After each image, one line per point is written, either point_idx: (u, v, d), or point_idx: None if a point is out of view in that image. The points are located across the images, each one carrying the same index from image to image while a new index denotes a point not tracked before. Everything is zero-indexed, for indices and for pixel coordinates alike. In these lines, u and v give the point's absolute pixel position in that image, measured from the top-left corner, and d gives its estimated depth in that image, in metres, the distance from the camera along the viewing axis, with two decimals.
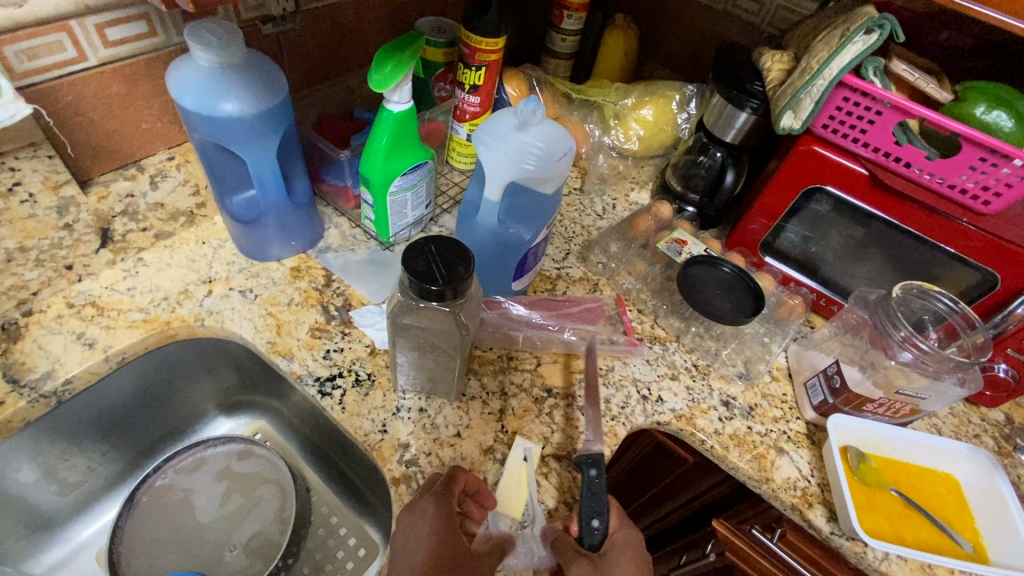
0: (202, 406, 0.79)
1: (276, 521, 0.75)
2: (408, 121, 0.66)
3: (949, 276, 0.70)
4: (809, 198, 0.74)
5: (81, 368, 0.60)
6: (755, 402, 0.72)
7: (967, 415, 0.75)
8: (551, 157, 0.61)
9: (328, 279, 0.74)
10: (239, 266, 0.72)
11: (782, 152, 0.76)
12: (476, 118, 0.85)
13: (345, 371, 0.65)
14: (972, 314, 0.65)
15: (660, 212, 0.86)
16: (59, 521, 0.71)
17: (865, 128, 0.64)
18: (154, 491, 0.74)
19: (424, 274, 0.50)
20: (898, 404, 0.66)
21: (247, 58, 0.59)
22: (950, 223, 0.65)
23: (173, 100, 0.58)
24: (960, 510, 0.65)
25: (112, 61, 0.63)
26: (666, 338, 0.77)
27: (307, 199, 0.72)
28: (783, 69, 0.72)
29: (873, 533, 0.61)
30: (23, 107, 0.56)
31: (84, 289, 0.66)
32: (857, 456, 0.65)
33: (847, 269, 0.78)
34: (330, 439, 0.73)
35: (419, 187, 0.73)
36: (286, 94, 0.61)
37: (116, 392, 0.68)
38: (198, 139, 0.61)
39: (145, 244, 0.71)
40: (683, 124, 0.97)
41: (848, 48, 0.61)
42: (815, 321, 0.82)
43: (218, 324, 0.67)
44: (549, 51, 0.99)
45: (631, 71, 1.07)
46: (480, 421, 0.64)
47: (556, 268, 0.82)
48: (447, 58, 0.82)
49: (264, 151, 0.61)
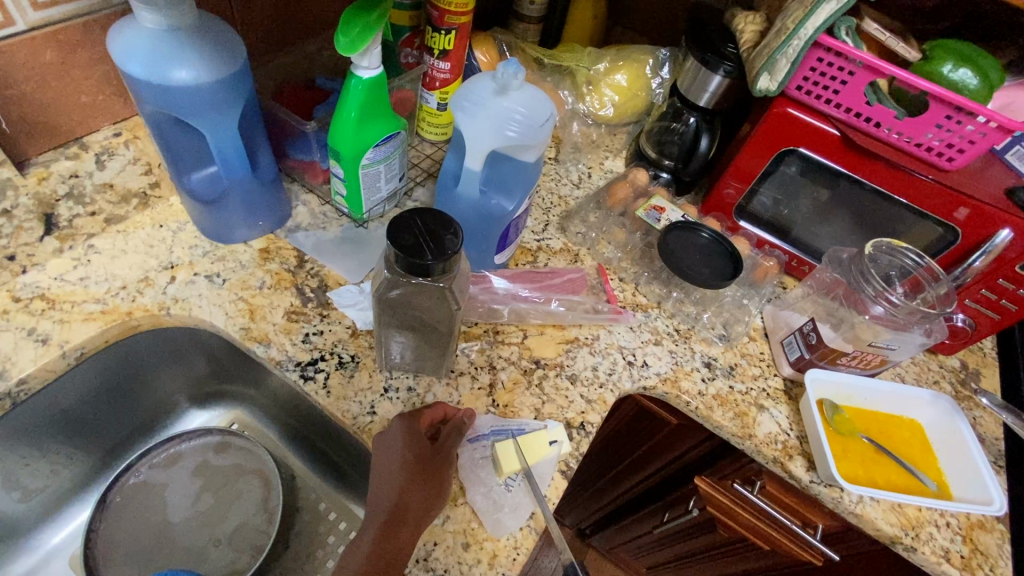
0: (173, 399, 0.75)
1: (260, 511, 0.73)
2: (378, 89, 0.63)
3: (911, 234, 0.74)
4: (780, 161, 0.75)
5: (36, 366, 0.57)
6: (735, 361, 0.74)
7: (928, 363, 0.79)
8: (532, 123, 0.59)
9: (300, 260, 0.70)
10: (203, 249, 0.68)
11: (756, 115, 0.76)
12: (446, 85, 0.81)
13: (327, 355, 0.63)
14: (936, 267, 0.69)
15: (637, 179, 0.85)
16: (25, 529, 0.67)
17: (837, 89, 0.65)
18: (128, 490, 0.71)
19: (412, 248, 0.48)
20: (870, 356, 0.69)
21: (197, 21, 0.54)
22: (916, 181, 0.67)
23: (117, 67, 0.53)
24: (925, 452, 0.69)
25: (44, 26, 0.56)
26: (648, 304, 0.78)
27: (273, 175, 0.67)
28: (755, 31, 0.72)
29: (850, 478, 0.64)
30: None
31: (31, 281, 0.61)
32: (832, 408, 0.68)
33: (817, 231, 0.80)
34: (313, 424, 0.70)
35: (392, 160, 0.70)
36: (245, 60, 0.56)
37: (76, 390, 0.63)
38: (148, 111, 0.56)
39: (95, 230, 0.65)
40: (657, 89, 0.96)
41: (822, 7, 0.60)
42: (788, 282, 0.84)
43: (185, 312, 0.63)
44: (517, 14, 0.96)
45: (601, 36, 1.05)
46: (471, 396, 0.63)
47: (536, 240, 0.82)
48: (413, 21, 0.78)
49: (224, 123, 0.57)
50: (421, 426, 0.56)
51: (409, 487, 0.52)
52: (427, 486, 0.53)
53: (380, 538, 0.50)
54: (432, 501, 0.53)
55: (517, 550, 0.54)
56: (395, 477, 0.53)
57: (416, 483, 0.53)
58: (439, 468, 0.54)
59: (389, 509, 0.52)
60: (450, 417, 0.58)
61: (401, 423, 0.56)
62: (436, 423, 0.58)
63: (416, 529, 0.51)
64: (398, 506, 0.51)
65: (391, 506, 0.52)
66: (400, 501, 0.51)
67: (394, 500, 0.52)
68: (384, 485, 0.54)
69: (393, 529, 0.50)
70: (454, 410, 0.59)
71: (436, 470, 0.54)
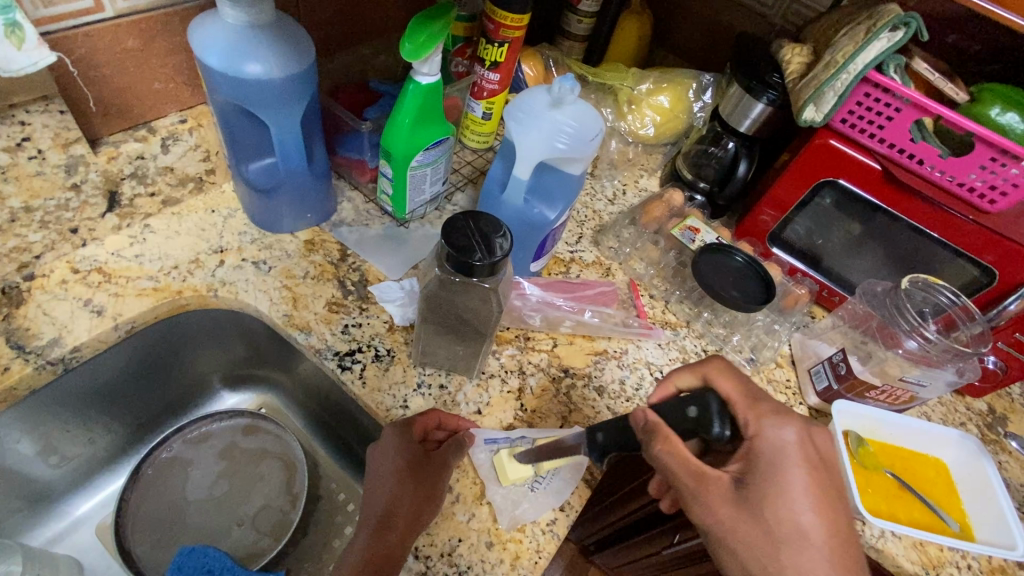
0: (208, 379, 0.77)
1: (283, 493, 0.74)
2: (434, 94, 0.65)
3: (945, 273, 0.74)
4: (817, 191, 0.76)
5: (90, 336, 0.59)
6: (760, 387, 0.74)
7: (954, 404, 0.79)
8: (582, 137, 0.61)
9: (343, 253, 0.72)
10: (251, 236, 0.70)
11: (797, 145, 0.78)
12: (494, 96, 0.83)
13: (364, 346, 0.64)
14: (972, 307, 0.69)
15: (672, 199, 0.86)
16: (58, 494, 0.69)
17: (882, 124, 0.66)
18: (159, 464, 0.73)
19: (465, 247, 0.50)
20: (898, 391, 0.70)
21: (275, 20, 0.57)
22: (955, 221, 0.67)
23: (195, 58, 0.56)
24: (949, 492, 0.69)
25: (130, 14, 0.59)
26: (677, 323, 0.79)
27: (325, 170, 0.70)
28: (802, 63, 0.73)
29: (874, 511, 0.64)
30: (49, 55, 0.51)
31: (89, 255, 0.64)
32: (857, 440, 0.68)
33: (850, 264, 0.80)
34: (340, 414, 0.71)
35: (439, 164, 0.72)
36: (314, 58, 0.59)
37: (121, 362, 0.66)
38: (219, 101, 0.59)
39: (152, 211, 0.69)
40: (698, 113, 0.98)
41: (873, 44, 0.62)
42: (817, 311, 0.84)
43: (231, 296, 0.65)
44: (564, 32, 0.99)
45: (642, 58, 1.07)
46: (500, 399, 0.64)
47: (570, 251, 0.83)
48: (467, 32, 0.82)
49: (288, 116, 0.60)
50: (414, 433, 0.57)
51: (400, 491, 0.54)
52: (418, 491, 0.54)
53: (375, 535, 0.52)
54: (425, 506, 0.53)
55: (539, 554, 0.54)
56: (391, 481, 0.55)
57: (408, 486, 0.54)
58: (432, 476, 0.55)
59: (380, 513, 0.54)
60: (444, 425, 0.60)
61: (395, 431, 0.58)
62: (429, 429, 0.59)
63: (405, 534, 0.52)
64: (389, 511, 0.53)
65: (384, 509, 0.54)
66: (391, 507, 0.53)
67: (385, 507, 0.54)
68: (378, 490, 0.56)
69: (385, 531, 0.52)
70: (450, 419, 0.60)
71: (432, 480, 0.55)
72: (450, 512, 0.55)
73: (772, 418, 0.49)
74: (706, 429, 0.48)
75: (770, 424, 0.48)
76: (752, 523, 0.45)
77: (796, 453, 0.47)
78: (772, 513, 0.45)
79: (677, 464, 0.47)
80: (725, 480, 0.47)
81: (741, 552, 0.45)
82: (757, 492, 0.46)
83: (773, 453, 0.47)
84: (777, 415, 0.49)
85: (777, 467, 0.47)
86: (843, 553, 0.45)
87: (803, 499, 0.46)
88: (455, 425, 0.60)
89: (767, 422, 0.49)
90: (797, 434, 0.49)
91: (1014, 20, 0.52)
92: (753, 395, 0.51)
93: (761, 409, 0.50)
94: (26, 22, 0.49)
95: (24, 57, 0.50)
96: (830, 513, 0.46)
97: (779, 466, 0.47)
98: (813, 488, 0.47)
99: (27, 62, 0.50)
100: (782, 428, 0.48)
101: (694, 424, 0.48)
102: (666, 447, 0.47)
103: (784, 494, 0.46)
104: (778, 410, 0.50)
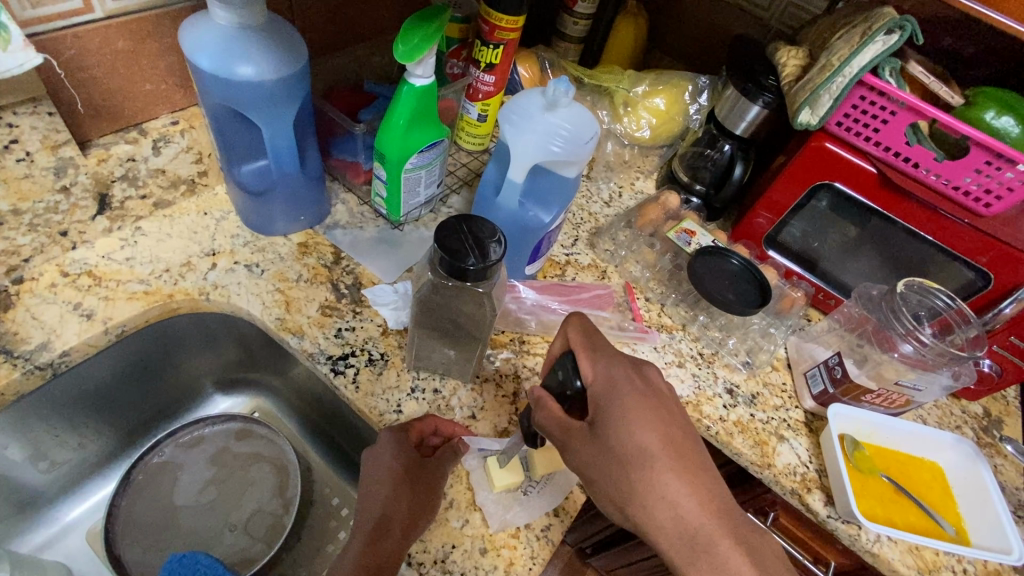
0: (200, 383, 0.76)
1: (276, 498, 0.73)
2: (429, 96, 0.65)
3: (940, 276, 0.74)
4: (813, 194, 0.76)
5: (79, 340, 0.58)
6: (757, 390, 0.74)
7: (950, 408, 0.79)
8: (577, 140, 0.61)
9: (337, 256, 0.72)
10: (244, 239, 0.70)
11: (793, 148, 0.78)
12: (489, 98, 0.83)
13: (358, 350, 0.64)
14: (967, 310, 0.69)
15: (668, 202, 0.86)
16: (47, 501, 0.69)
17: (878, 127, 0.66)
18: (151, 469, 0.72)
19: (458, 251, 0.50)
20: (894, 395, 0.69)
21: (267, 21, 0.56)
22: (950, 225, 0.67)
23: (187, 60, 0.55)
24: (944, 496, 0.69)
25: (120, 15, 0.59)
26: (673, 326, 0.78)
27: (319, 173, 0.70)
28: (798, 65, 0.73)
29: (869, 515, 0.64)
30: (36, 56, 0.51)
31: (80, 258, 0.63)
32: (853, 444, 0.68)
33: (847, 267, 0.80)
34: (334, 419, 0.71)
35: (433, 166, 0.72)
36: (307, 59, 0.58)
37: (111, 367, 0.65)
38: (211, 103, 0.58)
39: (143, 213, 0.67)
40: (694, 115, 0.97)
41: (869, 47, 0.62)
42: (813, 315, 0.84)
43: (223, 299, 0.65)
44: (560, 33, 0.98)
45: (638, 60, 1.07)
46: (494, 404, 0.64)
47: (565, 254, 0.83)
48: (462, 34, 0.81)
49: (282, 118, 0.59)
50: (410, 439, 0.57)
51: (397, 498, 0.54)
52: (415, 499, 0.54)
53: (370, 544, 0.52)
54: (420, 513, 0.53)
55: (533, 560, 0.54)
56: (387, 487, 0.55)
57: (403, 492, 0.54)
58: (427, 483, 0.55)
59: (376, 520, 0.53)
60: (441, 431, 0.59)
61: (390, 436, 0.57)
62: (425, 435, 0.58)
63: (402, 541, 0.51)
64: (384, 518, 0.53)
65: (378, 516, 0.53)
66: (387, 513, 0.53)
67: (380, 514, 0.53)
68: (372, 495, 0.55)
69: (380, 538, 0.52)
70: (447, 425, 0.59)
71: (427, 484, 0.55)
72: (443, 518, 0.55)
73: (606, 360, 0.51)
74: (569, 386, 0.51)
75: (603, 366, 0.51)
76: (602, 456, 0.47)
77: (628, 386, 0.49)
78: (616, 441, 0.47)
79: (551, 423, 0.50)
80: (582, 426, 0.49)
81: (606, 481, 0.47)
82: (602, 425, 0.48)
83: (604, 389, 0.49)
84: (609, 358, 0.52)
85: (610, 400, 0.48)
86: (686, 467, 0.47)
87: (643, 425, 0.48)
88: (451, 432, 0.59)
89: (598, 366, 0.51)
90: (627, 371, 0.51)
91: (1010, 25, 0.52)
92: (594, 344, 0.53)
93: (597, 354, 0.52)
94: (13, 23, 0.49)
95: (12, 58, 0.49)
96: (661, 429, 0.48)
97: (615, 396, 0.49)
98: (647, 415, 0.48)
99: (15, 62, 0.49)
100: (611, 366, 0.51)
101: (561, 385, 0.52)
102: (543, 413, 0.50)
103: (624, 422, 0.47)
104: (611, 353, 0.52)
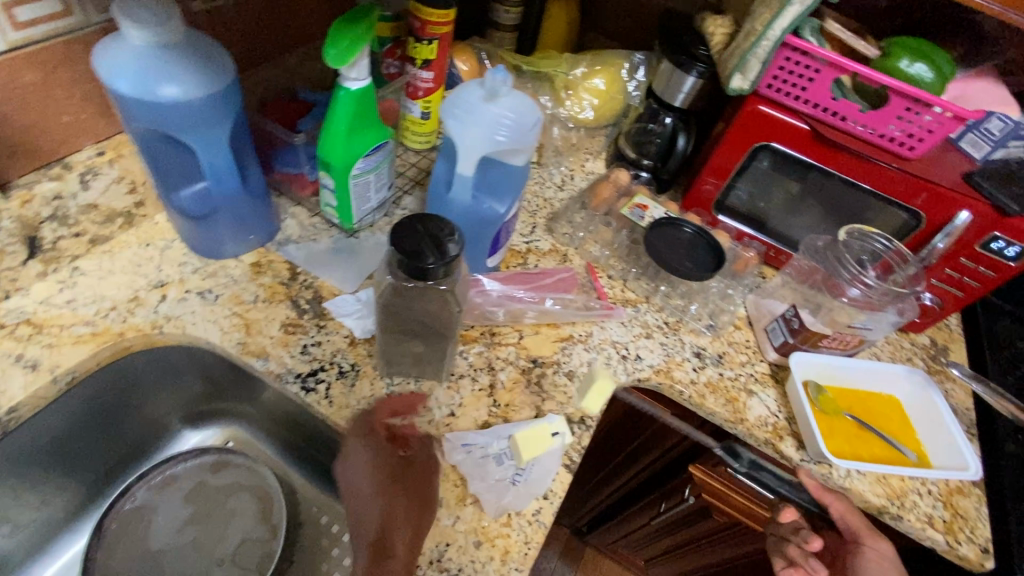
0: (166, 421, 0.73)
1: (262, 526, 0.71)
2: (366, 99, 0.64)
3: (879, 219, 0.77)
4: (753, 157, 0.78)
5: (27, 392, 0.55)
6: (723, 350, 0.77)
7: (901, 342, 0.84)
8: (523, 128, 0.61)
9: (293, 272, 0.70)
10: (193, 265, 0.67)
11: (729, 113, 0.80)
12: (430, 94, 0.82)
13: (327, 365, 0.63)
14: (904, 250, 0.74)
15: (619, 179, 0.88)
16: (14, 565, 0.65)
17: (805, 86, 0.69)
18: (124, 516, 0.69)
19: (415, 252, 0.49)
20: (849, 337, 0.72)
21: (187, 38, 0.54)
22: (883, 171, 0.71)
23: (104, 86, 0.53)
24: (904, 425, 0.73)
25: (25, 45, 0.55)
26: (637, 299, 0.80)
27: (263, 189, 0.67)
28: (726, 33, 0.75)
29: (838, 453, 0.68)
30: None
31: (15, 307, 0.60)
32: (816, 389, 0.72)
33: (793, 221, 0.84)
34: (313, 437, 0.69)
35: (381, 169, 0.71)
36: (236, 74, 0.56)
37: (66, 417, 0.62)
38: (138, 129, 0.56)
39: (79, 251, 0.64)
40: (634, 91, 0.99)
41: (787, 10, 0.63)
42: (767, 271, 0.88)
43: (178, 330, 0.62)
44: (494, 23, 0.99)
45: (574, 42, 1.08)
46: (472, 398, 0.64)
47: (525, 242, 0.83)
48: (395, 32, 0.81)
49: (216, 137, 0.57)
50: (381, 439, 0.59)
51: (391, 505, 0.55)
52: (410, 501, 0.55)
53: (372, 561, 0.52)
54: (423, 511, 0.55)
55: (528, 545, 0.55)
56: (375, 498, 0.57)
57: (398, 500, 0.55)
58: (415, 480, 0.57)
59: (375, 533, 0.55)
60: (403, 411, 0.61)
61: (362, 442, 0.60)
62: (387, 422, 0.60)
63: (411, 550, 0.52)
64: (383, 529, 0.54)
65: (377, 530, 0.55)
66: (385, 528, 0.54)
67: (379, 530, 0.55)
68: (369, 512, 0.57)
69: (383, 559, 0.52)
70: (401, 403, 0.61)
71: (415, 482, 0.57)
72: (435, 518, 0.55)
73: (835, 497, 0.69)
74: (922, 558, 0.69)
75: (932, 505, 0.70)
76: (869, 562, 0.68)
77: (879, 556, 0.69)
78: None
79: None
80: None
81: None
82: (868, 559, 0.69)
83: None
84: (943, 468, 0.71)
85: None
86: None
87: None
88: (408, 408, 0.61)
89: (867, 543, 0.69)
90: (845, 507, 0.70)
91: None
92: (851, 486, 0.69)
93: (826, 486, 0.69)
94: None
95: None
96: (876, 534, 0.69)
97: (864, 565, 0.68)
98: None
99: None
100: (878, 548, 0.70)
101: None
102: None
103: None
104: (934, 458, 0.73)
